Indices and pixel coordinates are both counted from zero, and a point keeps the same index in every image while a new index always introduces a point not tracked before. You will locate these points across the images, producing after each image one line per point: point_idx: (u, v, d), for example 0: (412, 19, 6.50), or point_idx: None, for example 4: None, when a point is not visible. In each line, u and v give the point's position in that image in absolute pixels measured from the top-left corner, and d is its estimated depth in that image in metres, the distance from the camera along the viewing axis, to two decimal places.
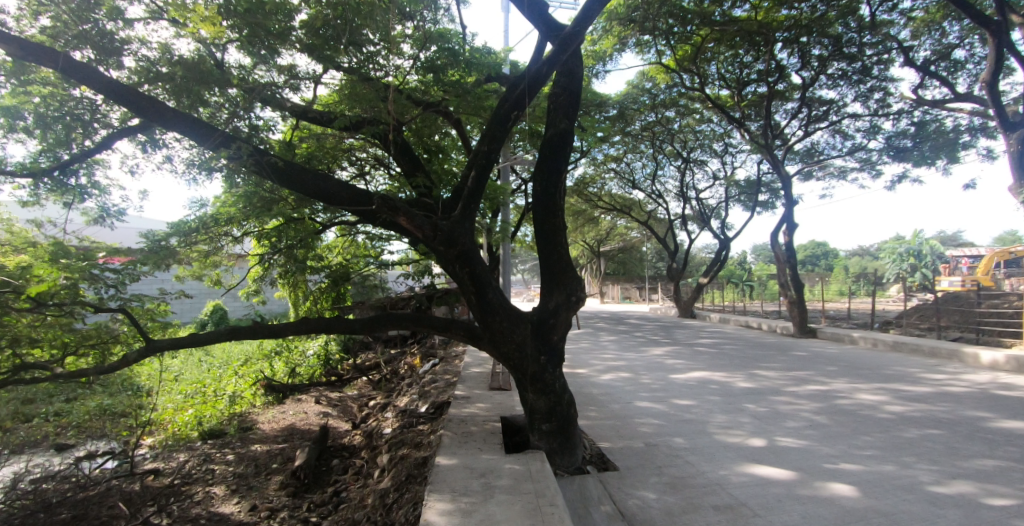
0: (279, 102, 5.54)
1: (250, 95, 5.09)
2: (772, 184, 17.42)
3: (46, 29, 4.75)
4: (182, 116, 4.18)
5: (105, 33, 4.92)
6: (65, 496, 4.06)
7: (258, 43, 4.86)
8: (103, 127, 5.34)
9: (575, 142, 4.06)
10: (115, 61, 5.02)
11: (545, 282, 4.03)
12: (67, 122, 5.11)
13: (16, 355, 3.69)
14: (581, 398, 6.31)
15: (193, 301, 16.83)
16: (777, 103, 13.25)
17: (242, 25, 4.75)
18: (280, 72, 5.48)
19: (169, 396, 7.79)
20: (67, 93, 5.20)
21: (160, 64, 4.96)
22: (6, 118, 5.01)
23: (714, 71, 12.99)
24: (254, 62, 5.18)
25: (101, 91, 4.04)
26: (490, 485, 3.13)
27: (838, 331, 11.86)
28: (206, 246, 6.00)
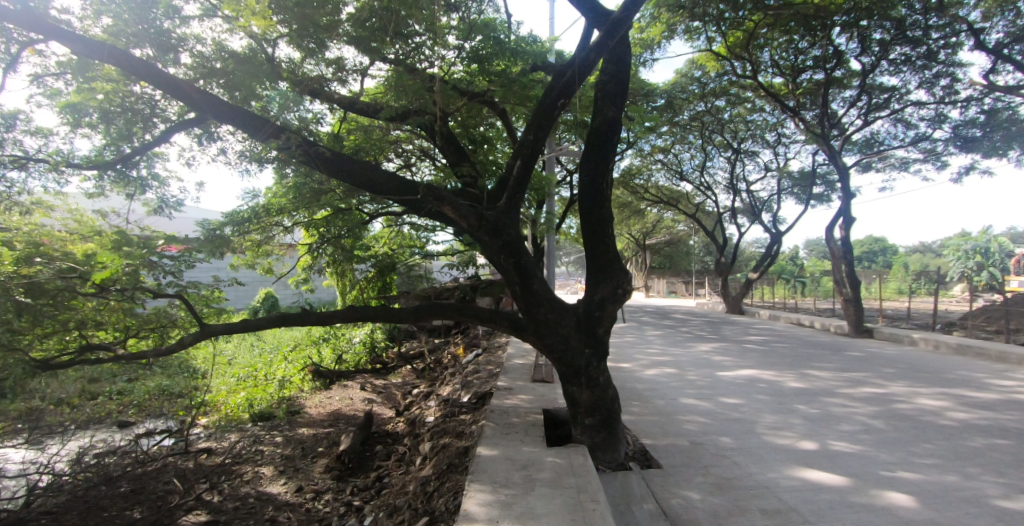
0: (328, 94, 5.61)
1: (299, 87, 5.17)
2: (828, 176, 16.65)
3: (107, 28, 4.90)
4: (232, 108, 4.27)
5: (163, 30, 5.06)
6: (125, 471, 4.09)
7: (305, 37, 4.91)
8: (162, 121, 5.56)
9: (623, 131, 3.94)
10: (173, 58, 5.21)
11: (591, 273, 3.96)
12: (130, 117, 5.36)
13: (81, 337, 3.84)
14: (625, 393, 6.22)
15: (246, 287, 17.62)
16: (835, 90, 12.64)
17: (291, 20, 4.80)
18: (329, 66, 5.67)
19: (222, 379, 8.16)
20: (128, 89, 5.42)
21: (215, 59, 5.05)
22: (74, 115, 5.20)
23: (766, 57, 12.51)
24: (303, 57, 5.38)
25: (159, 87, 4.15)
26: (530, 478, 3.12)
27: (897, 331, 11.27)
28: (258, 235, 6.26)
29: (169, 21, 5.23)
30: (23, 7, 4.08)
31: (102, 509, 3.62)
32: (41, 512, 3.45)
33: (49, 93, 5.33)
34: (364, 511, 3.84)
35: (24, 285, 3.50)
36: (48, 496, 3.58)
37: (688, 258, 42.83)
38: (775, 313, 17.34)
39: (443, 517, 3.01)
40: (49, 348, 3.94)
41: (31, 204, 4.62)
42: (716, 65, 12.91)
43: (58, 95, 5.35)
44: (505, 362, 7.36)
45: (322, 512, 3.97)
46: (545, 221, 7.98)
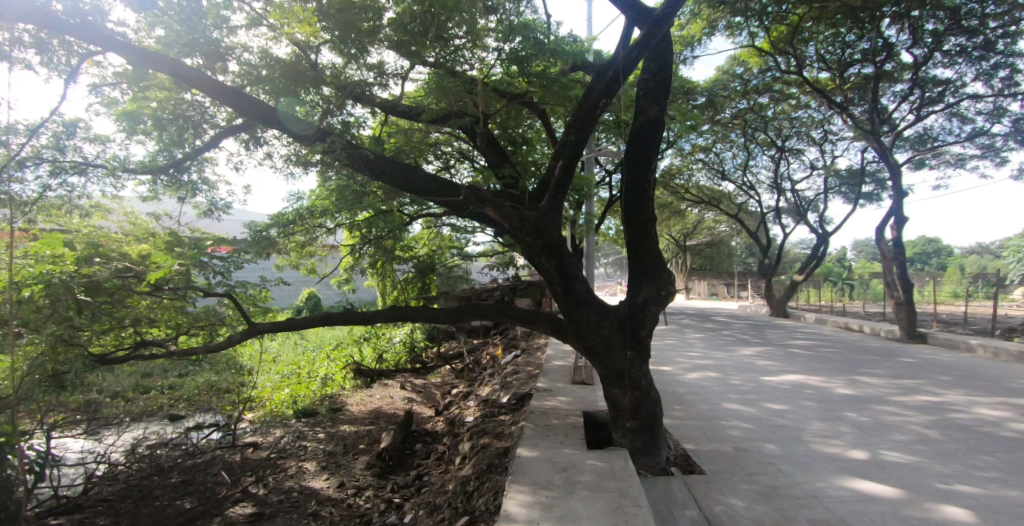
0: (370, 98, 5.57)
1: (343, 91, 5.26)
2: (878, 174, 16.03)
3: (160, 38, 5.06)
4: (281, 113, 4.39)
5: (212, 39, 5.17)
6: (176, 462, 4.50)
7: (346, 42, 4.98)
8: (211, 126, 5.75)
9: (666, 129, 3.88)
10: (220, 66, 5.39)
11: (633, 274, 3.91)
12: (181, 123, 5.55)
13: (136, 333, 4.01)
14: (665, 397, 6.12)
15: (292, 287, 18.15)
16: (885, 85, 12.16)
17: (335, 27, 4.92)
18: (370, 69, 5.63)
19: (268, 375, 8.42)
20: (179, 97, 5.61)
21: (261, 67, 5.20)
22: (129, 123, 5.40)
23: (812, 52, 12.16)
24: (345, 62, 5.37)
25: (213, 95, 4.30)
26: (570, 481, 3.12)
27: (953, 337, 10.73)
28: (303, 236, 6.40)
29: (218, 31, 5.34)
30: (85, 22, 4.27)
31: (153, 497, 4.01)
32: (98, 499, 3.97)
33: (107, 102, 5.55)
34: (404, 509, 3.88)
35: (84, 284, 3.67)
36: (105, 484, 4.06)
37: (728, 258, 41.83)
38: (821, 317, 16.78)
39: (484, 516, 3.04)
40: (106, 343, 4.16)
41: (91, 207, 4.85)
42: (758, 61, 12.50)
43: (115, 104, 5.57)
44: (545, 363, 7.35)
45: (363, 508, 4.04)
46: (585, 222, 7.88)
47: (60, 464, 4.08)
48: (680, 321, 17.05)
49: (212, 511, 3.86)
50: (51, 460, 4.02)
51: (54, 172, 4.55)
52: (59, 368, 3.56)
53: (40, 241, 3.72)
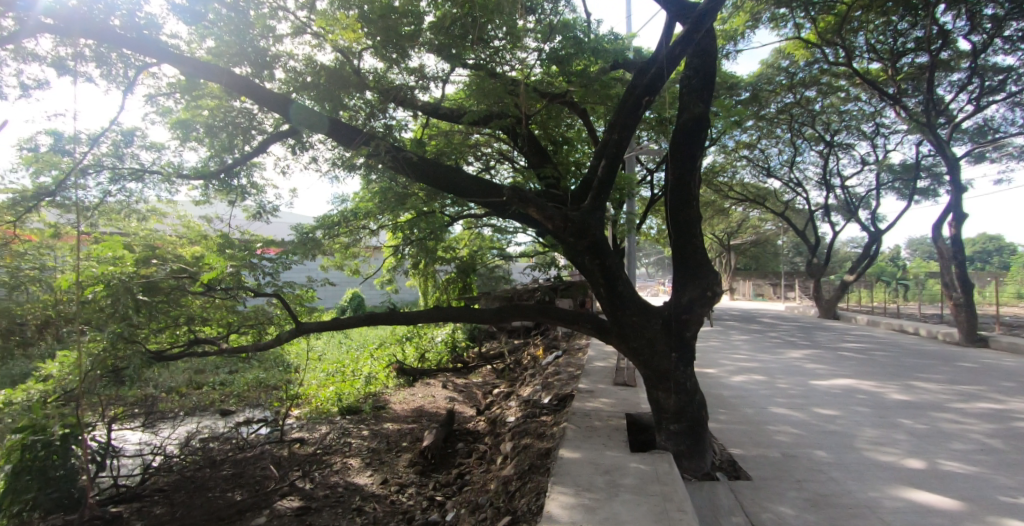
0: (411, 101, 5.61)
1: (385, 94, 5.33)
2: (934, 168, 15.31)
3: (212, 49, 5.22)
4: (329, 119, 4.49)
5: (260, 49, 5.33)
6: (227, 455, 4.52)
7: (388, 46, 5.08)
8: (259, 132, 5.91)
9: (711, 125, 3.85)
10: (268, 73, 5.51)
11: (678, 276, 3.86)
12: (231, 131, 5.68)
13: (189, 331, 4.16)
14: (710, 399, 6.03)
15: (336, 287, 18.67)
16: (941, 74, 11.59)
17: (377, 33, 4.99)
18: (412, 74, 5.76)
19: (314, 373, 8.69)
20: (230, 104, 5.78)
21: (306, 74, 5.30)
22: (183, 131, 5.54)
23: (861, 42, 11.66)
24: (387, 66, 5.56)
25: (264, 104, 4.49)
26: (613, 484, 3.14)
27: (1018, 341, 10.14)
28: (347, 238, 6.52)
29: (265, 40, 5.48)
30: (139, 36, 4.45)
31: (205, 488, 4.09)
32: (154, 489, 4.23)
33: (163, 111, 5.76)
34: (447, 506, 3.94)
35: (143, 284, 3.83)
36: (161, 475, 4.30)
37: (772, 257, 40.61)
38: (874, 318, 16.17)
39: (527, 516, 3.09)
40: (162, 341, 4.33)
41: (148, 211, 5.07)
42: (804, 53, 11.92)
43: (169, 113, 5.78)
44: (586, 364, 7.32)
45: (406, 505, 4.11)
46: (626, 222, 7.70)
47: (120, 454, 4.34)
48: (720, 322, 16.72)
49: (260, 504, 4.08)
50: (111, 451, 4.28)
51: (113, 178, 4.74)
52: (119, 364, 3.76)
53: (103, 244, 3.90)
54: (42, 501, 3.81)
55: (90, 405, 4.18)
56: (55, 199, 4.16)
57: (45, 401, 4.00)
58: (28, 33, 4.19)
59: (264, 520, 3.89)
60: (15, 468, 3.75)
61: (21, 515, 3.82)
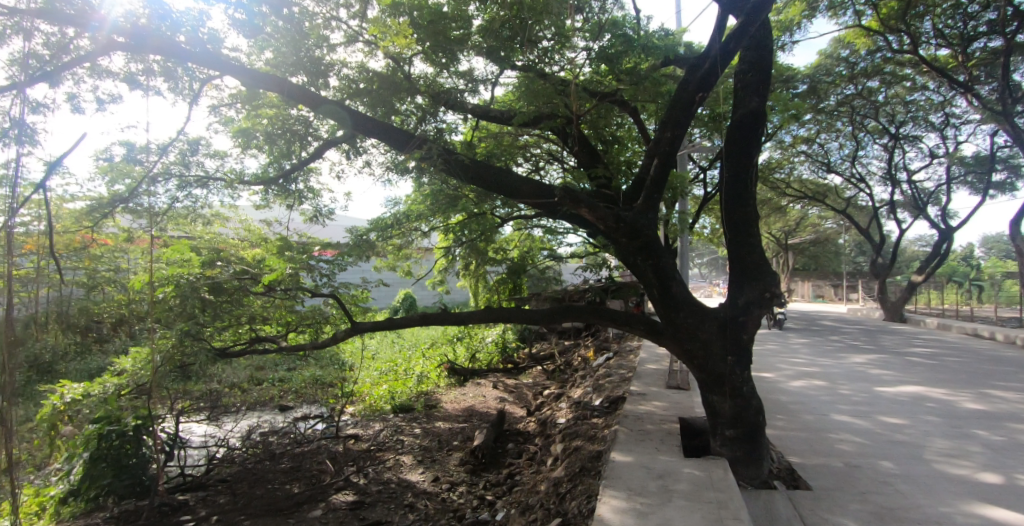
0: (461, 104, 5.66)
1: (435, 98, 5.42)
2: (1013, 159, 14.36)
3: (270, 60, 5.45)
4: (381, 124, 4.57)
5: (316, 59, 5.56)
6: (285, 449, 4.97)
7: (438, 50, 5.18)
8: (315, 139, 6.09)
9: (767, 120, 4.08)
10: (323, 81, 5.68)
11: (736, 275, 4.07)
12: (289, 137, 5.90)
13: (250, 329, 4.37)
14: (767, 405, 5.99)
15: (390, 288, 19.26)
16: (1018, 58, 10.82)
17: (426, 38, 5.10)
18: (460, 78, 5.86)
19: (368, 371, 9.02)
20: (287, 113, 5.98)
21: (359, 80, 5.42)
22: (244, 139, 5.80)
23: (927, 27, 11.03)
24: (437, 70, 5.65)
25: (320, 109, 4.55)
26: (666, 489, 3.13)
27: None
28: (399, 239, 6.70)
29: (320, 50, 5.72)
30: (204, 51, 4.69)
31: (267, 480, 4.50)
32: (218, 480, 4.52)
33: (224, 120, 6.04)
34: (497, 506, 4.02)
35: (209, 285, 4.00)
36: (223, 466, 4.64)
37: (833, 256, 38.66)
38: (944, 322, 15.33)
39: (578, 519, 3.10)
40: (225, 338, 4.47)
41: (212, 216, 5.35)
42: (866, 42, 11.38)
43: (230, 122, 6.05)
44: (638, 367, 7.27)
45: (457, 503, 4.18)
46: (678, 221, 7.46)
47: (187, 446, 4.63)
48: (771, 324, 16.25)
49: (317, 497, 4.25)
50: (179, 442, 4.54)
51: (180, 185, 5.01)
52: (186, 361, 3.99)
53: (172, 248, 4.20)
54: (116, 487, 4.12)
55: (159, 399, 4.44)
56: (129, 206, 4.45)
57: (118, 394, 4.23)
58: (103, 51, 4.41)
59: (320, 512, 3.99)
60: (92, 455, 4.09)
61: (98, 499, 4.18)
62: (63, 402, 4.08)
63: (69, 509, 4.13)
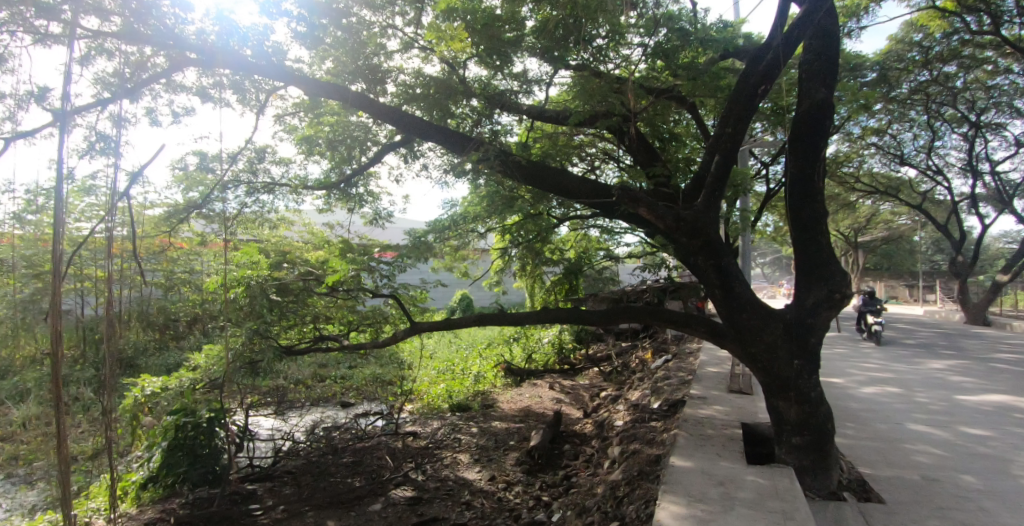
0: (516, 105, 5.66)
1: (490, 101, 5.50)
2: None
3: (331, 69, 5.70)
4: (439, 128, 4.69)
5: (373, 67, 5.73)
6: (348, 444, 5.12)
7: (492, 54, 5.31)
8: (374, 143, 6.25)
9: (835, 111, 3.92)
10: (381, 88, 5.83)
11: (802, 276, 3.98)
12: (350, 143, 6.14)
13: (314, 328, 4.66)
14: (836, 412, 5.76)
15: (449, 288, 19.72)
16: None
17: (481, 42, 5.21)
18: (515, 79, 5.90)
19: (426, 369, 9.30)
20: (348, 119, 6.17)
21: (416, 86, 5.56)
22: (308, 146, 6.13)
23: (1011, 5, 10.19)
24: (492, 73, 5.76)
25: (380, 116, 4.69)
26: (727, 497, 3.04)
27: None
28: (456, 241, 6.86)
29: (378, 58, 5.92)
30: (269, 63, 4.95)
31: (329, 473, 4.70)
32: (284, 471, 4.78)
33: (289, 128, 6.32)
34: (553, 507, 4.04)
35: (277, 286, 4.31)
36: (288, 459, 4.92)
37: (909, 254, 36.04)
38: None
39: (635, 523, 3.07)
40: (291, 336, 4.77)
41: (278, 220, 5.65)
42: (941, 24, 10.73)
43: (294, 130, 6.34)
44: (698, 369, 7.13)
45: (513, 503, 4.22)
46: (740, 220, 7.10)
47: (255, 439, 4.90)
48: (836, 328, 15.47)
49: (377, 491, 4.41)
50: (249, 435, 4.82)
51: (249, 192, 5.30)
52: (255, 357, 4.16)
53: (243, 250, 4.35)
54: (191, 475, 4.32)
55: (230, 393, 4.68)
56: (203, 211, 4.75)
57: (193, 388, 4.47)
58: (178, 67, 4.67)
59: (381, 506, 4.15)
60: (170, 444, 4.35)
61: (175, 486, 4.48)
62: (143, 394, 4.26)
63: (148, 494, 4.45)
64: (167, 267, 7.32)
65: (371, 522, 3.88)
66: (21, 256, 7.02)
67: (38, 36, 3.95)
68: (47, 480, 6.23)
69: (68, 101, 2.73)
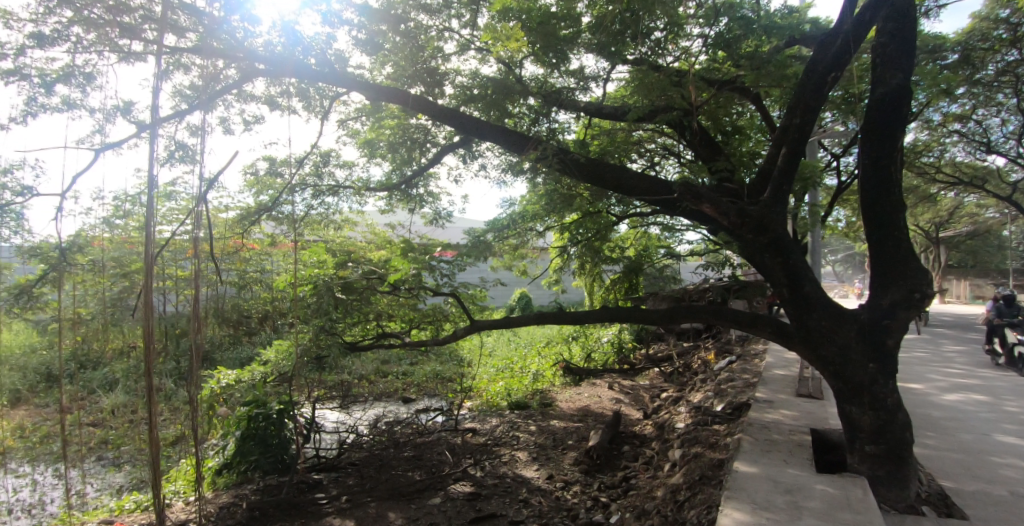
0: (573, 102, 5.61)
1: (547, 99, 5.49)
2: None
3: (391, 75, 5.92)
4: (495, 127, 4.74)
5: (432, 70, 5.88)
6: (409, 438, 5.45)
7: (548, 52, 5.31)
8: (433, 146, 6.40)
9: (914, 96, 3.65)
10: (439, 90, 5.96)
11: (878, 274, 3.75)
12: (411, 145, 6.26)
13: (378, 326, 4.87)
14: (914, 420, 5.38)
15: (506, 287, 19.97)
16: None
17: (536, 40, 5.23)
18: (572, 77, 5.89)
19: (486, 367, 9.43)
20: (408, 123, 6.30)
21: (473, 86, 5.65)
22: (371, 149, 6.35)
23: None
24: (548, 71, 5.76)
25: (437, 116, 4.79)
26: (795, 506, 2.90)
27: None
28: (516, 240, 6.86)
29: (437, 61, 6.06)
30: (333, 70, 5.16)
31: (390, 465, 4.91)
32: (348, 462, 4.98)
33: (353, 133, 6.60)
34: (611, 508, 4.00)
35: (342, 285, 4.49)
36: (353, 450, 5.17)
37: (996, 249, 33.04)
38: None
39: None
40: (357, 333, 4.98)
41: (343, 221, 5.90)
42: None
43: (357, 134, 6.59)
44: (763, 372, 6.83)
45: (571, 503, 4.21)
46: (809, 215, 6.60)
47: (321, 430, 5.12)
48: (914, 329, 14.39)
49: (437, 485, 4.51)
50: (315, 427, 5.03)
51: (316, 194, 5.56)
52: (322, 353, 4.35)
53: (310, 250, 4.61)
54: (262, 463, 4.64)
55: (299, 386, 4.92)
56: (273, 213, 5.02)
57: (264, 381, 4.70)
58: (247, 78, 4.91)
59: (440, 500, 4.24)
60: (243, 434, 4.64)
61: (246, 473, 4.73)
62: (218, 386, 4.57)
63: (224, 480, 4.74)
64: (240, 267, 7.75)
65: (431, 514, 3.98)
66: (114, 257, 7.65)
67: (122, 54, 4.28)
68: (134, 464, 6.75)
69: (157, 111, 2.99)
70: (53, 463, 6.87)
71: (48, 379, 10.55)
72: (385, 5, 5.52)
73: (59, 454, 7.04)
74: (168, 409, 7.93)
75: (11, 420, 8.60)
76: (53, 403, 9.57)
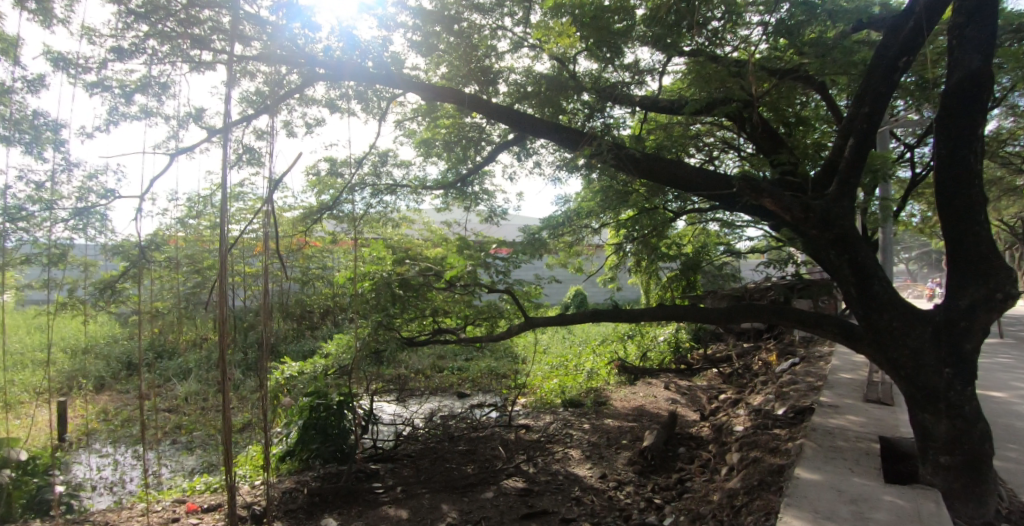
0: (628, 96, 5.46)
1: (602, 94, 5.41)
2: None
3: (445, 75, 6.03)
4: (548, 123, 4.76)
5: (484, 68, 5.93)
6: (463, 432, 5.49)
7: (601, 46, 5.24)
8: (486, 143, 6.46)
9: (995, 79, 3.36)
10: (491, 88, 5.99)
11: (957, 273, 3.48)
12: (466, 143, 6.40)
13: (434, 320, 5.10)
14: (1001, 431, 4.93)
15: (561, 284, 19.86)
16: None
17: (589, 35, 5.19)
18: (627, 70, 5.77)
19: (539, 365, 9.48)
20: (464, 122, 6.41)
21: (526, 83, 5.67)
22: (427, 148, 6.47)
23: None
24: (603, 66, 5.68)
25: (489, 114, 4.87)
26: (860, 517, 2.75)
27: None
28: (570, 237, 6.80)
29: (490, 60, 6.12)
30: (389, 72, 5.32)
31: (444, 459, 5.05)
32: (405, 454, 5.18)
33: (410, 133, 6.77)
34: (664, 511, 3.92)
35: (400, 281, 4.64)
36: (408, 443, 5.28)
37: None
38: None
39: None
40: (415, 327, 5.23)
41: (400, 219, 6.07)
42: None
43: (414, 134, 6.76)
44: (828, 375, 6.47)
45: (624, 503, 4.17)
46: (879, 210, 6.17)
47: (379, 423, 5.30)
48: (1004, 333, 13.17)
49: (489, 480, 4.58)
50: (373, 419, 5.22)
51: (374, 194, 5.74)
52: (380, 346, 4.65)
53: (371, 248, 4.83)
54: (323, 452, 4.89)
55: (357, 379, 5.11)
56: (334, 212, 5.29)
57: (324, 373, 5.12)
58: (309, 82, 5.14)
59: (493, 495, 4.30)
60: (306, 422, 4.91)
61: (308, 460, 4.94)
62: (284, 376, 5.16)
63: (287, 466, 4.98)
64: (303, 264, 8.11)
65: (484, 508, 4.05)
66: (189, 254, 8.19)
67: (192, 64, 4.55)
68: (204, 448, 7.20)
69: (227, 117, 3.14)
70: (134, 445, 7.44)
71: (129, 367, 11.42)
72: (438, 6, 5.63)
73: (140, 436, 7.65)
74: (235, 398, 8.41)
75: (98, 404, 9.39)
76: (135, 390, 10.37)
